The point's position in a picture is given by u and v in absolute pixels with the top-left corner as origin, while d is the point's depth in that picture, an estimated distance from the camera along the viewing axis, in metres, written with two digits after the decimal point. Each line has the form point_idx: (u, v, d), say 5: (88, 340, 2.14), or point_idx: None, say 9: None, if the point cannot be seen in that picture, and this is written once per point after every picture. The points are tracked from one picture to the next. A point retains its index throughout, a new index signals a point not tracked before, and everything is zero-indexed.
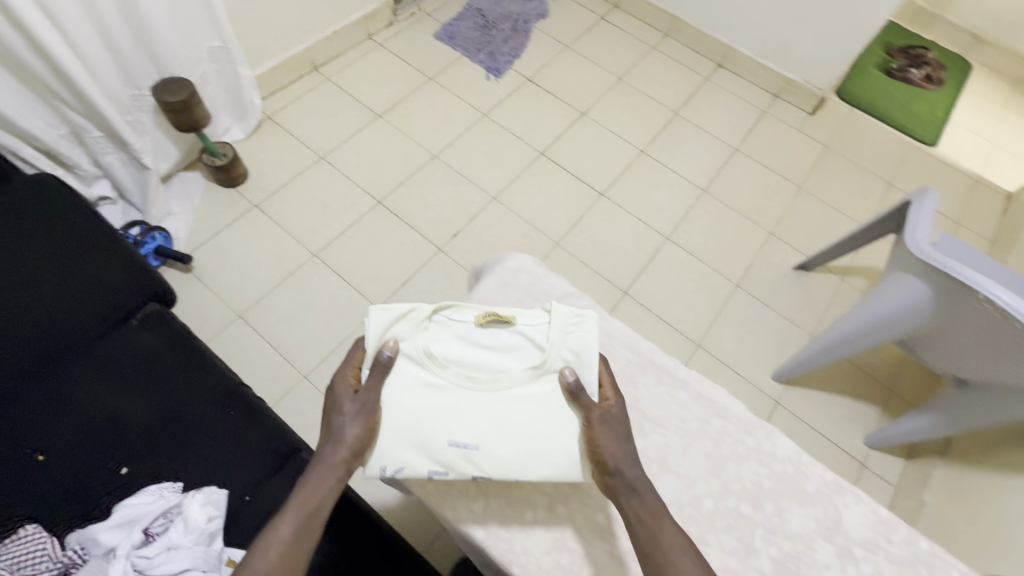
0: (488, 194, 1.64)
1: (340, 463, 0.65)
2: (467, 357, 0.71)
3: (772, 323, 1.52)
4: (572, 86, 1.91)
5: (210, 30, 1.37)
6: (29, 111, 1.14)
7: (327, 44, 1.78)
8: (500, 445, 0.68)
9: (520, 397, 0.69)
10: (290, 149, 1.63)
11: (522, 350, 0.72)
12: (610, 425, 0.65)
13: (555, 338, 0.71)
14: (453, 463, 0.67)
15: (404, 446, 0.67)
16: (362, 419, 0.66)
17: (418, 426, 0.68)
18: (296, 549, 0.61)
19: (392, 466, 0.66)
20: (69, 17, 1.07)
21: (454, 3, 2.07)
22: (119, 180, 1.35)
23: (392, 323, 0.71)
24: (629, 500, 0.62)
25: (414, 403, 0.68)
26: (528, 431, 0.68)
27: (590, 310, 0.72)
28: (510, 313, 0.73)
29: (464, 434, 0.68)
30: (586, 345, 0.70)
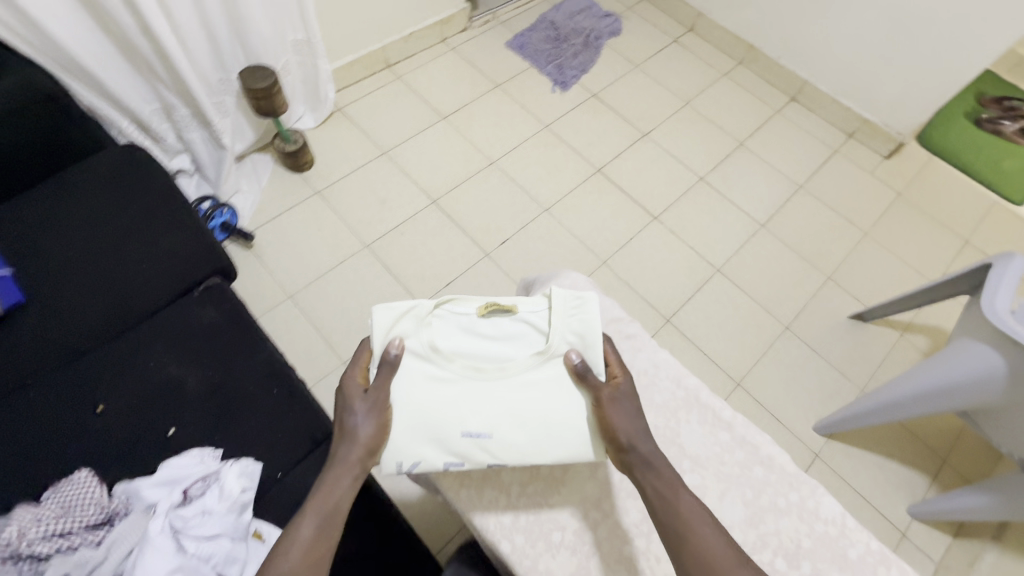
0: (541, 205, 1.65)
1: (356, 463, 0.68)
2: (475, 347, 0.75)
3: (819, 373, 1.46)
4: (637, 106, 1.90)
5: (299, 23, 1.44)
6: (129, 86, 1.24)
7: (403, 44, 1.84)
8: (511, 439, 0.71)
9: (528, 385, 0.74)
10: (357, 142, 1.69)
11: (527, 339, 0.75)
12: (620, 402, 0.68)
13: (557, 325, 0.74)
14: (468, 453, 0.71)
15: (418, 442, 0.71)
16: (375, 417, 0.69)
17: (430, 420, 0.71)
18: (320, 549, 0.63)
19: (408, 462, 0.70)
20: (176, 2, 1.15)
21: (529, 13, 2.09)
22: (198, 156, 1.43)
23: (396, 322, 0.74)
24: (644, 474, 0.63)
25: (426, 398, 0.72)
26: (538, 418, 0.73)
27: (589, 293, 0.75)
28: (511, 301, 0.77)
29: (477, 424, 0.72)
30: (588, 326, 0.74)
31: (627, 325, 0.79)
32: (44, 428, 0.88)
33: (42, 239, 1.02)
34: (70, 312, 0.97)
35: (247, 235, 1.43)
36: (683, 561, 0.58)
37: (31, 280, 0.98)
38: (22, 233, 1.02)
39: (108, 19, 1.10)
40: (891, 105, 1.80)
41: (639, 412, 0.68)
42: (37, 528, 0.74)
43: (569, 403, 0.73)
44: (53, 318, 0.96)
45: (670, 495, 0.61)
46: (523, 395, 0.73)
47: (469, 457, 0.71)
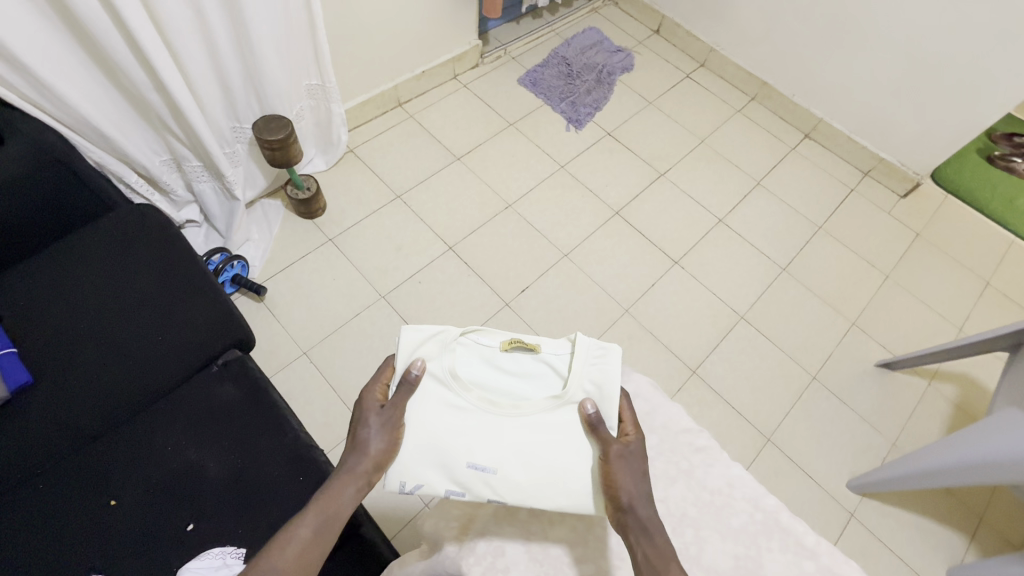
0: (560, 250, 1.61)
1: (362, 474, 0.68)
2: (491, 381, 0.76)
3: (848, 425, 1.43)
4: (653, 144, 1.88)
5: (313, 70, 1.40)
6: (138, 139, 1.18)
7: (415, 82, 1.80)
8: (515, 475, 0.71)
9: (539, 422, 0.73)
10: (370, 184, 1.64)
11: (543, 379, 0.76)
12: (627, 461, 0.67)
13: (578, 369, 0.74)
14: (470, 486, 0.71)
15: (423, 465, 0.72)
16: (387, 433, 0.71)
17: (438, 447, 0.72)
18: (311, 555, 0.63)
19: (412, 483, 0.71)
20: (190, 54, 1.10)
21: (540, 48, 2.06)
22: (208, 207, 1.38)
23: (421, 343, 0.76)
24: (638, 536, 0.62)
25: (437, 423, 0.73)
26: (545, 462, 0.72)
27: (615, 345, 0.75)
28: (535, 341, 0.77)
29: (483, 457, 0.71)
30: (608, 377, 0.73)
31: (697, 434, 0.74)
32: (54, 529, 0.81)
33: (50, 313, 0.96)
34: (79, 390, 0.91)
35: (261, 291, 1.35)
36: None
37: (38, 359, 0.92)
38: (30, 304, 0.96)
39: (119, 75, 1.05)
40: (908, 144, 1.79)
41: (643, 471, 0.67)
42: None
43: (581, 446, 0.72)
44: (62, 401, 0.90)
45: (664, 566, 0.59)
46: (533, 430, 0.73)
47: (469, 489, 0.71)
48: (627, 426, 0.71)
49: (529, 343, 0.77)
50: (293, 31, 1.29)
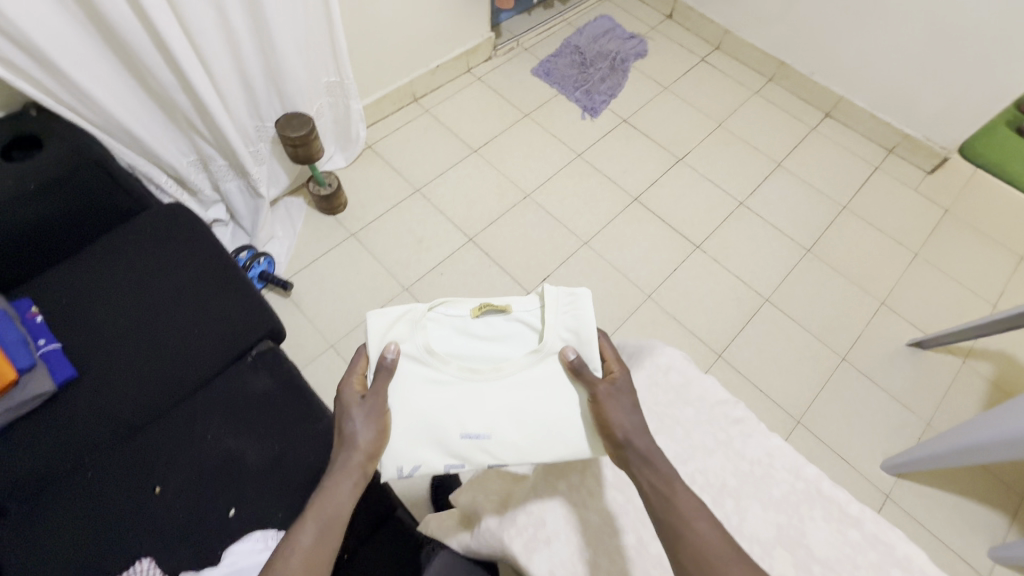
0: (580, 238, 1.60)
1: (356, 467, 0.70)
2: (470, 349, 0.82)
3: (880, 406, 1.41)
4: (670, 129, 1.86)
5: (331, 66, 1.41)
6: (167, 141, 1.21)
7: (429, 77, 1.81)
8: (507, 440, 0.77)
9: (523, 380, 0.80)
10: (388, 179, 1.66)
11: (520, 337, 0.83)
12: (614, 397, 0.70)
13: (552, 321, 0.81)
14: (469, 452, 0.76)
15: (419, 442, 0.77)
16: (372, 422, 0.74)
17: (428, 424, 0.77)
18: (320, 556, 0.62)
19: (409, 466, 0.75)
20: (215, 55, 1.12)
21: (552, 38, 2.06)
22: (234, 206, 1.41)
23: (391, 327, 0.82)
24: (639, 466, 0.64)
25: (423, 400, 0.79)
26: (536, 416, 0.78)
27: (581, 290, 0.81)
28: (505, 303, 0.83)
29: (473, 425, 0.77)
30: (580, 322, 0.80)
31: (733, 407, 0.73)
32: (105, 516, 0.84)
33: (91, 313, 1.00)
34: (120, 384, 0.94)
35: (286, 284, 1.38)
36: (675, 553, 0.56)
37: (83, 355, 0.96)
38: (74, 302, 1.01)
39: (148, 79, 1.08)
40: (935, 118, 1.75)
41: (636, 406, 0.71)
42: None
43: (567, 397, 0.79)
44: (106, 394, 0.93)
45: (668, 491, 0.61)
46: (515, 391, 0.79)
47: (468, 458, 0.76)
48: (615, 367, 0.76)
49: (500, 305, 0.83)
50: (312, 29, 1.30)
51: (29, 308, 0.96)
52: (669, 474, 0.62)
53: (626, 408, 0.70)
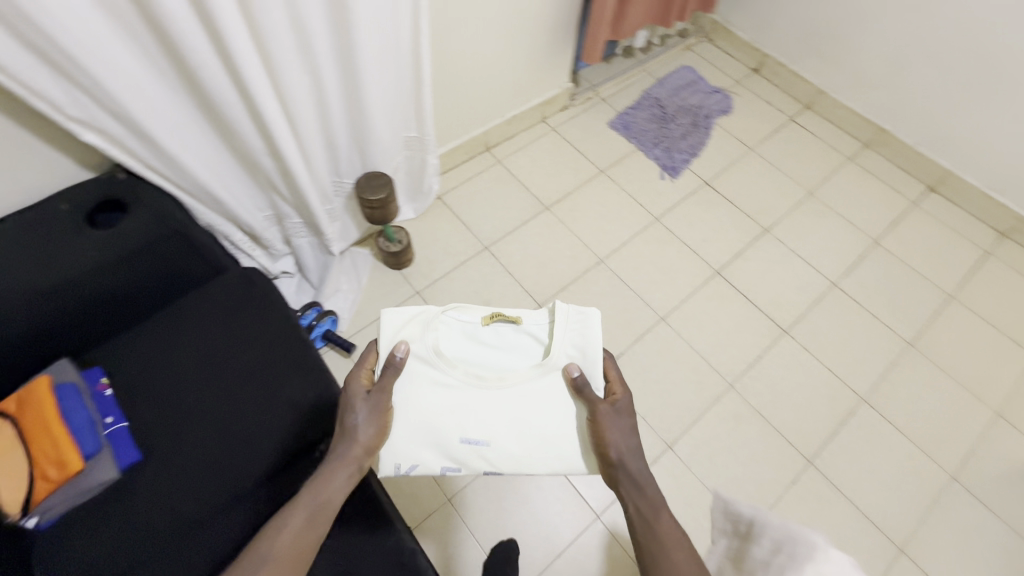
0: (656, 313, 1.49)
1: (352, 459, 0.79)
2: (476, 354, 0.94)
3: (998, 538, 1.24)
4: (756, 196, 1.73)
5: (412, 122, 1.35)
6: (246, 199, 1.17)
7: (505, 126, 1.74)
8: (503, 445, 0.90)
9: (526, 390, 0.92)
10: (457, 233, 1.59)
11: (526, 347, 0.95)
12: (614, 415, 0.86)
13: (559, 338, 0.93)
14: (467, 455, 0.89)
15: (422, 441, 0.89)
16: (373, 418, 0.84)
17: (433, 428, 0.90)
18: (306, 537, 0.72)
19: (406, 464, 0.88)
20: (305, 121, 1.07)
21: (631, 88, 1.97)
22: (303, 260, 1.37)
23: (405, 330, 0.93)
24: (627, 487, 0.80)
25: (430, 401, 0.90)
26: (533, 428, 0.91)
27: (591, 311, 0.94)
28: (514, 315, 0.96)
29: (473, 432, 0.90)
30: (585, 342, 0.93)
31: None
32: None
33: (157, 391, 0.94)
34: (181, 474, 0.88)
35: (348, 347, 1.32)
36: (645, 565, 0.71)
37: (148, 437, 0.90)
38: (141, 373, 0.95)
39: (237, 142, 1.03)
40: None
41: (631, 429, 0.85)
42: None
43: (564, 407, 0.91)
44: (169, 488, 0.87)
45: (651, 517, 0.75)
46: (518, 399, 0.91)
47: (464, 463, 0.89)
48: (618, 391, 0.89)
49: (508, 315, 0.95)
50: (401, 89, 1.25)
51: (99, 380, 0.92)
52: (654, 503, 0.77)
53: (624, 429, 0.85)
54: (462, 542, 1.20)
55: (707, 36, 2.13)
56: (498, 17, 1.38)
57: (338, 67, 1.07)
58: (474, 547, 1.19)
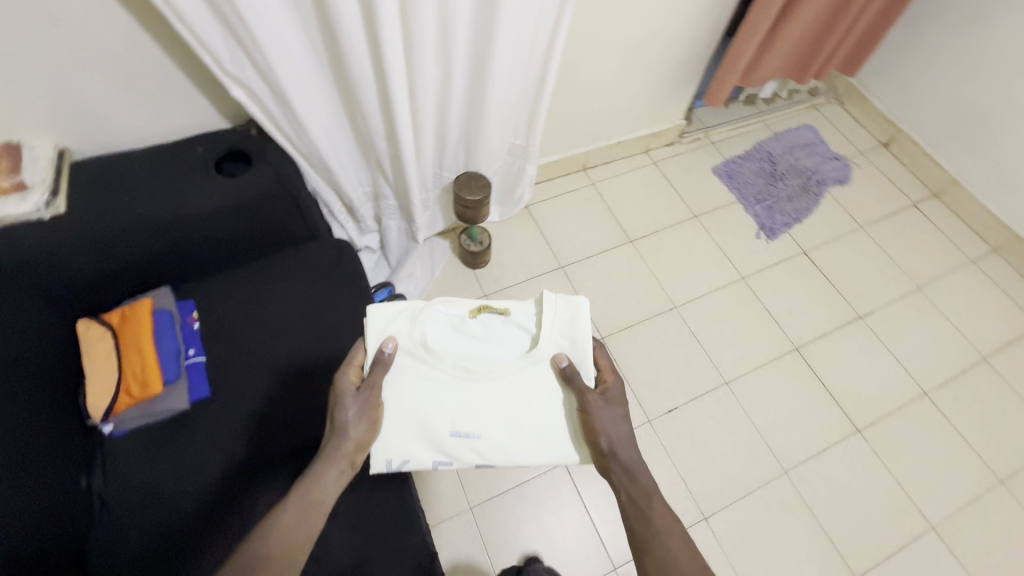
0: (721, 375, 1.42)
1: (343, 455, 0.77)
2: (466, 349, 0.88)
3: None
4: (856, 279, 1.61)
5: (522, 130, 1.36)
6: (353, 173, 1.22)
7: (606, 151, 1.72)
8: (495, 440, 0.85)
9: (516, 381, 0.86)
10: (535, 247, 1.59)
11: (514, 339, 0.89)
12: (605, 404, 0.83)
13: (548, 328, 0.87)
14: (459, 450, 0.84)
15: (412, 434, 0.84)
16: (363, 413, 0.80)
17: (423, 422, 0.84)
18: (297, 536, 0.69)
19: (398, 459, 0.83)
20: (427, 112, 1.10)
21: (745, 137, 1.89)
22: (388, 240, 1.41)
23: (391, 323, 0.85)
24: (621, 475, 0.79)
25: (419, 393, 0.85)
26: (528, 423, 0.86)
27: (580, 301, 0.87)
28: (502, 306, 0.88)
29: (465, 426, 0.85)
30: (574, 331, 0.87)
31: None
32: (179, 563, 0.80)
33: (237, 337, 0.99)
34: (239, 417, 0.92)
35: None
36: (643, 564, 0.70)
37: (219, 375, 0.95)
38: (225, 313, 1.01)
39: (360, 120, 1.08)
40: None
41: (620, 417, 0.82)
42: None
43: (556, 398, 0.87)
44: (228, 430, 0.91)
45: (644, 506, 0.75)
46: (509, 393, 0.86)
47: (456, 456, 0.84)
48: (609, 380, 0.86)
49: (495, 306, 0.87)
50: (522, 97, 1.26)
51: (190, 312, 1.00)
52: (647, 491, 0.77)
53: (614, 415, 0.83)
54: (474, 554, 1.19)
55: (838, 99, 2.01)
56: (630, 45, 1.37)
57: (469, 67, 1.10)
58: (484, 562, 1.18)
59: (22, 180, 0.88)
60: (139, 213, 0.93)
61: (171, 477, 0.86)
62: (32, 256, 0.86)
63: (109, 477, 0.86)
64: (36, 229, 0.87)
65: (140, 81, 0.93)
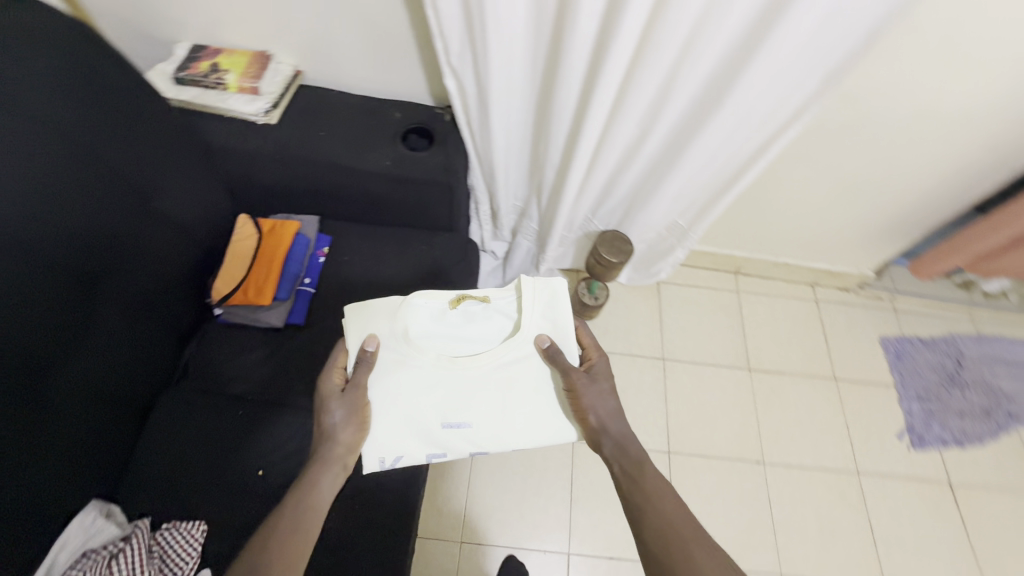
0: (778, 564, 1.22)
1: (336, 457, 0.79)
2: (450, 342, 0.87)
3: None
4: (1004, 552, 1.28)
5: (691, 213, 1.22)
6: (512, 186, 1.23)
7: (768, 266, 1.56)
8: (486, 432, 0.84)
9: (504, 367, 0.86)
10: (646, 326, 1.50)
11: (496, 325, 0.88)
12: (591, 376, 0.84)
13: (529, 311, 0.86)
14: (451, 440, 0.84)
15: (410, 421, 0.84)
16: (350, 414, 0.81)
17: (411, 419, 0.84)
18: (297, 539, 0.72)
19: (391, 456, 0.83)
20: (606, 164, 1.07)
21: (937, 320, 1.59)
22: (512, 256, 1.40)
23: (376, 317, 0.86)
24: (613, 448, 0.79)
25: (413, 382, 0.85)
26: (522, 412, 0.86)
27: (557, 281, 0.88)
28: (482, 294, 0.88)
29: (454, 416, 0.85)
30: (556, 311, 0.87)
31: None
32: (208, 454, 0.88)
33: (345, 289, 1.05)
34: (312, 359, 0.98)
35: None
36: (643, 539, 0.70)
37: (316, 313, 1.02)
38: (346, 263, 1.08)
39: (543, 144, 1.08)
40: None
41: (605, 392, 0.82)
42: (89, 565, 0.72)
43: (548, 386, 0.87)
44: (300, 363, 0.97)
45: (636, 474, 0.76)
46: (499, 382, 0.86)
47: (448, 446, 0.84)
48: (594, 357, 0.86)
49: (473, 296, 0.87)
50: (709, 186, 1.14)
51: (322, 246, 1.08)
52: (637, 459, 0.77)
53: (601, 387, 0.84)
54: None
55: None
56: (853, 179, 1.21)
57: (671, 137, 1.04)
58: None
59: (254, 85, 1.01)
60: (323, 150, 1.01)
61: (239, 380, 0.95)
62: (234, 151, 1.00)
63: (201, 350, 0.98)
64: (248, 133, 1.01)
65: (382, 42, 1.02)
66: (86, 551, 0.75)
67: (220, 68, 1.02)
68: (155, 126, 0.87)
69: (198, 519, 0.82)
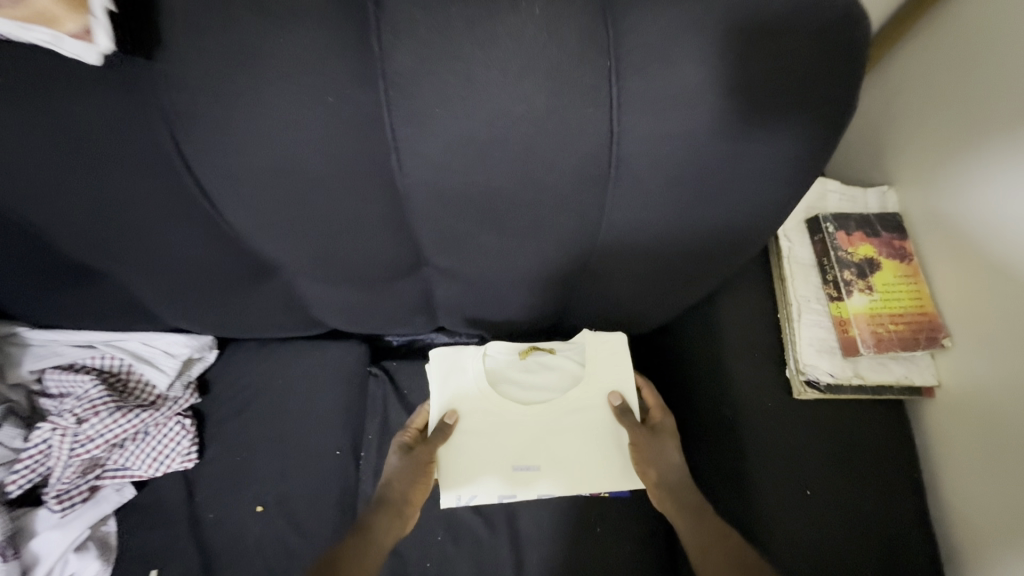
0: None
1: (399, 503, 0.57)
2: (529, 393, 0.61)
3: None
4: None
5: None
6: None
7: None
8: (557, 487, 0.58)
9: (564, 411, 0.60)
10: None
11: (561, 372, 0.62)
12: (655, 438, 0.58)
13: (595, 361, 0.61)
14: (523, 485, 0.58)
15: (483, 485, 0.58)
16: (410, 464, 0.58)
17: (487, 463, 0.59)
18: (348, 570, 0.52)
19: (466, 495, 0.58)
20: None
21: None
22: None
23: (454, 378, 0.61)
24: (675, 496, 0.55)
25: (483, 425, 0.60)
26: (577, 468, 0.59)
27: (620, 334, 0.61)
28: (551, 343, 0.64)
29: (522, 456, 0.59)
30: (623, 367, 0.61)
31: None
32: (284, 430, 0.68)
33: (540, 556, 0.64)
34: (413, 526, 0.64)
35: None
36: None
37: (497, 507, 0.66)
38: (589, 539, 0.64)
39: None
40: None
41: (664, 434, 0.58)
42: (113, 364, 0.63)
43: (621, 476, 0.59)
44: (428, 528, 0.66)
45: (702, 521, 0.52)
46: (564, 442, 0.60)
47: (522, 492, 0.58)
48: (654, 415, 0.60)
49: (544, 346, 0.62)
50: None
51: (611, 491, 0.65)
52: (700, 506, 0.53)
53: (670, 448, 0.57)
54: None
55: None
56: None
57: None
58: None
59: (860, 349, 0.55)
60: (764, 517, 0.52)
61: (386, 432, 0.69)
62: (715, 343, 0.60)
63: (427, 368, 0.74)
64: (752, 361, 0.58)
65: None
66: (134, 371, 0.64)
67: (867, 277, 0.58)
68: (699, 249, 0.51)
69: (197, 450, 0.67)
